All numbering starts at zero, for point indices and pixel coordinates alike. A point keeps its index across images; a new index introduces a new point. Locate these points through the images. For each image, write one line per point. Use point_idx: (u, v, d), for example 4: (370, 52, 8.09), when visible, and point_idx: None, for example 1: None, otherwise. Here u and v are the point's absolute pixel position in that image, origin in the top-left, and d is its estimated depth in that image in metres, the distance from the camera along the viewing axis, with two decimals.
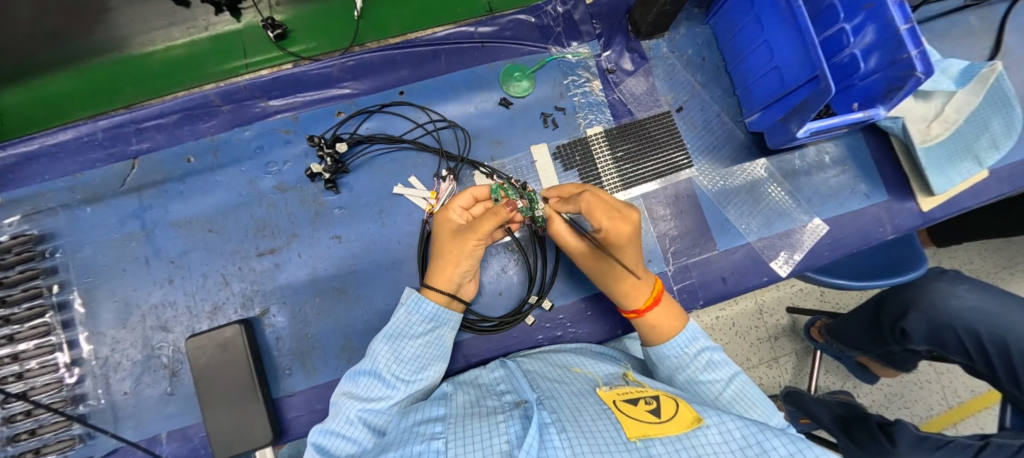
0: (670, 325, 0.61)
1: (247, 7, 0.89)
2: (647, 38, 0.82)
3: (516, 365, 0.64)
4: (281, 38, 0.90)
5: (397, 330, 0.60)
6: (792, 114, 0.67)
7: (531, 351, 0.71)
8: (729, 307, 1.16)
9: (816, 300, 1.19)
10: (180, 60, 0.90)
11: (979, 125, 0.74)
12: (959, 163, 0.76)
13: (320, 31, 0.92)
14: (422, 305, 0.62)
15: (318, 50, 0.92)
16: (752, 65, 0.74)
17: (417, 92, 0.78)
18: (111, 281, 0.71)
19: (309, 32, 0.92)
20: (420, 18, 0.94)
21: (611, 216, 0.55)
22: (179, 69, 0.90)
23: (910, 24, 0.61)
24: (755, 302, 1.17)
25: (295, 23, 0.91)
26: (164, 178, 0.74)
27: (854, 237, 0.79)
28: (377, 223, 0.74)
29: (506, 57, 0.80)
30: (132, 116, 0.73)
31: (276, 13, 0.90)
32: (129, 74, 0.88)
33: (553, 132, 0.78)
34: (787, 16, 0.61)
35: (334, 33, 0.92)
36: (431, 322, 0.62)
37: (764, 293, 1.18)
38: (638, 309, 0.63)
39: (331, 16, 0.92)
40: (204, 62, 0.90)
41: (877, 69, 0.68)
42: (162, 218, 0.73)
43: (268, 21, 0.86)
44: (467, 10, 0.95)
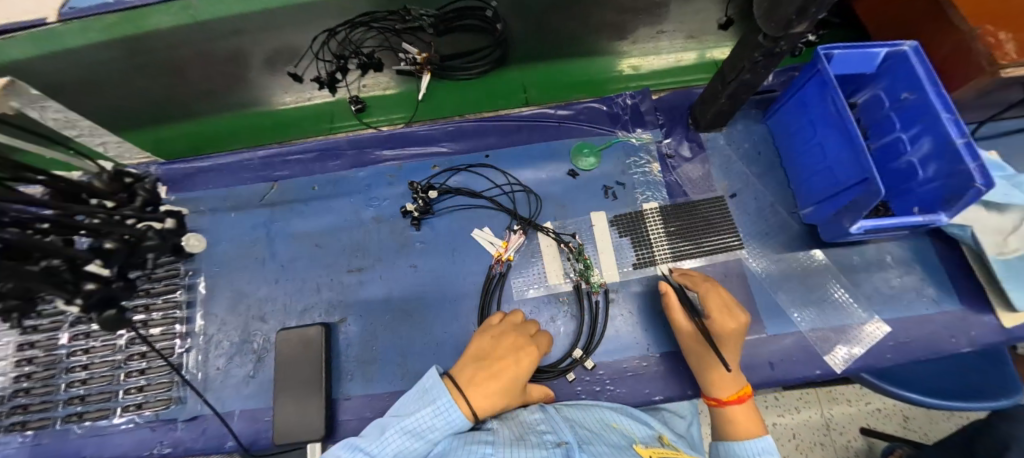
0: (746, 427, 0.62)
1: (341, 86, 1.14)
2: (707, 131, 0.91)
3: (557, 411, 0.66)
4: (360, 111, 1.12)
5: (416, 426, 0.52)
6: (843, 211, 0.71)
7: (569, 402, 0.72)
8: (790, 414, 1.08)
9: (899, 426, 1.07)
10: (286, 121, 1.16)
11: None
12: None
13: (390, 109, 1.14)
14: (451, 413, 0.54)
15: (381, 123, 1.13)
16: (806, 163, 0.81)
17: (502, 156, 0.93)
18: (232, 273, 0.89)
19: (381, 109, 1.14)
20: (470, 103, 1.11)
21: (722, 311, 0.67)
22: (278, 126, 1.15)
23: (966, 139, 0.65)
24: (822, 415, 1.08)
25: (373, 101, 1.15)
26: (292, 199, 0.93)
27: (921, 344, 0.75)
28: (448, 259, 0.86)
29: (577, 135, 0.93)
30: (283, 151, 0.96)
31: (362, 93, 1.15)
32: (245, 124, 1.16)
33: (613, 203, 0.87)
34: (837, 124, 0.69)
35: (400, 110, 1.13)
36: (451, 430, 0.53)
37: (830, 406, 1.09)
38: (719, 399, 0.65)
39: (399, 98, 1.14)
40: (300, 125, 1.15)
41: (936, 176, 0.71)
42: (283, 229, 0.91)
43: (354, 98, 1.09)
44: (508, 102, 1.11)
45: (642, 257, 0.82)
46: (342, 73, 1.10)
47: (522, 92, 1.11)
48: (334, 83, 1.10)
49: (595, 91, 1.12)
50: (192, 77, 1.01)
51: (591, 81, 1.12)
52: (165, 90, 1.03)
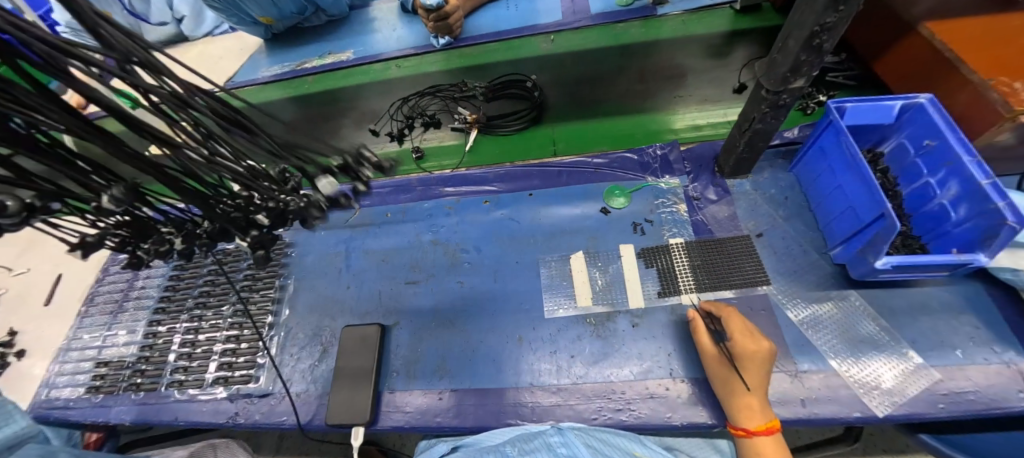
0: None
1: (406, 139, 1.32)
2: (732, 177, 0.99)
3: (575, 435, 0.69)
4: (418, 159, 1.25)
5: None
6: (867, 247, 0.74)
7: (580, 424, 0.75)
8: None
9: None
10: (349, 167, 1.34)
11: None
12: None
13: (441, 155, 1.26)
14: None
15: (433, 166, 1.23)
16: (831, 205, 0.85)
17: (543, 195, 1.05)
18: (315, 278, 1.08)
19: (436, 155, 1.26)
20: (513, 152, 1.20)
21: (744, 335, 0.71)
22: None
23: (991, 179, 0.67)
24: None
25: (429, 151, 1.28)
26: (369, 223, 1.13)
27: (983, 396, 0.69)
28: (490, 279, 0.96)
29: (611, 179, 1.04)
30: (367, 186, 1.19)
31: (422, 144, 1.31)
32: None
33: (641, 237, 0.94)
34: (854, 167, 0.75)
35: (450, 157, 1.24)
36: None
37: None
38: (748, 430, 0.67)
39: (451, 147, 1.27)
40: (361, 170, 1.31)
41: (968, 217, 0.71)
42: (359, 246, 1.10)
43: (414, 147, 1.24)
44: (542, 153, 1.18)
45: (666, 286, 0.87)
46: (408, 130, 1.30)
47: (551, 146, 1.19)
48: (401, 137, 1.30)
49: (623, 143, 1.17)
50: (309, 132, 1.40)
51: (615, 137, 1.19)
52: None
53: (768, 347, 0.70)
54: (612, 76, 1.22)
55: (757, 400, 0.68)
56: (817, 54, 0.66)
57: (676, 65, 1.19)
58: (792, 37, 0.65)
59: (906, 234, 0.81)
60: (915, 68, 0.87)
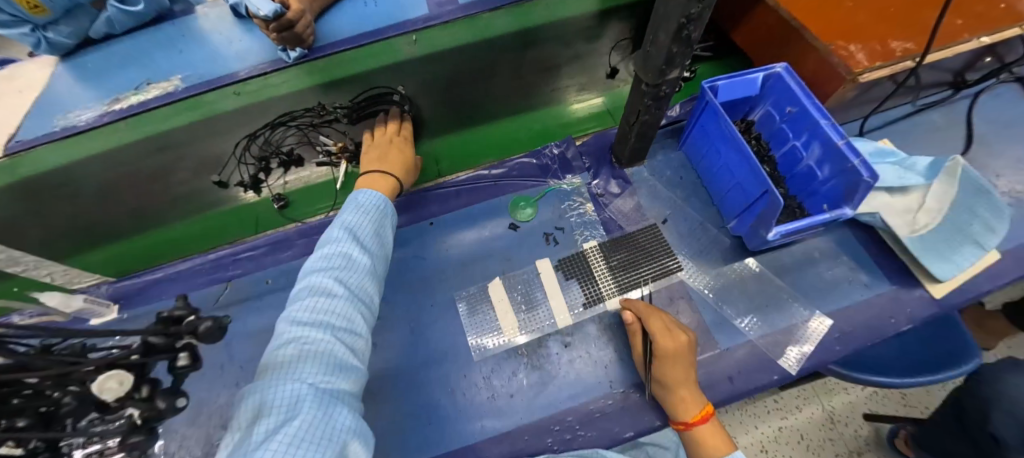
0: (717, 446, 0.64)
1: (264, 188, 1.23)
2: (629, 166, 0.98)
3: None
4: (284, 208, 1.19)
5: None
6: (759, 221, 0.78)
7: None
8: (794, 415, 1.19)
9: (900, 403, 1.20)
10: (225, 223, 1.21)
11: (968, 211, 0.83)
12: (964, 248, 0.83)
13: (313, 198, 1.20)
14: None
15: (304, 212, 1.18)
16: (720, 181, 0.88)
17: (445, 222, 0.95)
18: (186, 385, 0.85)
19: (304, 201, 1.21)
20: None
21: (663, 330, 0.71)
22: (215, 229, 1.21)
23: (845, 140, 0.73)
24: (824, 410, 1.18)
25: (295, 196, 1.21)
26: (248, 296, 0.93)
27: (865, 330, 0.79)
28: (407, 332, 0.85)
29: (514, 191, 0.98)
30: (235, 251, 0.97)
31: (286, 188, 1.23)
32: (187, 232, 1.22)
33: (554, 248, 0.90)
34: (736, 145, 0.77)
35: (321, 198, 1.20)
36: None
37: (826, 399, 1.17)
38: (689, 423, 0.66)
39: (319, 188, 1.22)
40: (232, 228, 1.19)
41: (832, 176, 0.78)
42: (241, 328, 0.90)
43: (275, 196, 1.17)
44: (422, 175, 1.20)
45: (589, 295, 0.84)
46: (264, 173, 1.20)
47: (433, 166, 1.21)
48: (257, 184, 1.20)
49: (502, 150, 1.23)
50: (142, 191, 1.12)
51: (499, 145, 1.25)
52: (122, 204, 1.13)
53: (687, 337, 0.71)
54: (492, 72, 1.15)
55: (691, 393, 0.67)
56: (687, 46, 0.64)
57: (551, 56, 1.15)
58: (662, 31, 0.62)
59: (785, 196, 0.87)
60: (762, 36, 0.94)
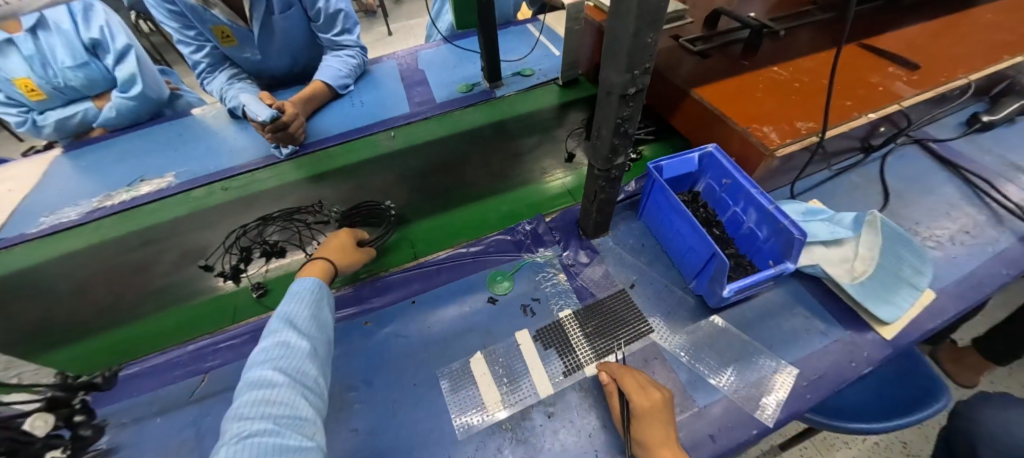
0: None
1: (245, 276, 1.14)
2: (596, 236, 1.07)
3: None
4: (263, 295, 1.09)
5: None
6: (713, 281, 0.85)
7: None
8: None
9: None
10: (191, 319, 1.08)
11: (895, 257, 0.94)
12: (901, 291, 0.92)
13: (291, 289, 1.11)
14: None
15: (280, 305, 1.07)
16: (676, 246, 0.97)
17: (426, 299, 1.00)
18: None
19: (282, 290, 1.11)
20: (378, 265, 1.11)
21: (638, 390, 0.75)
22: (185, 323, 1.07)
23: (774, 205, 0.85)
24: None
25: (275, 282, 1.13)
26: (224, 388, 0.90)
27: (830, 376, 0.83)
28: (390, 414, 0.84)
29: (491, 266, 1.05)
30: (215, 340, 0.97)
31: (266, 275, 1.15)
32: (151, 329, 1.07)
33: (532, 319, 0.95)
34: (684, 215, 0.88)
35: None
36: None
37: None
38: None
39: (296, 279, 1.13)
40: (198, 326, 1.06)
41: (769, 235, 0.88)
42: (215, 423, 0.85)
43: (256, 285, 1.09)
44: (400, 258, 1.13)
45: (568, 363, 0.87)
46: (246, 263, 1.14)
47: (410, 249, 1.15)
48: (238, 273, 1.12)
49: (474, 231, 1.19)
50: (125, 283, 1.15)
51: (469, 226, 1.20)
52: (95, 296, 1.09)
53: (661, 395, 0.75)
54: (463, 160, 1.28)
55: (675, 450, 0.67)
56: (626, 138, 0.77)
57: None
58: (603, 128, 0.75)
59: (736, 254, 0.96)
60: (693, 122, 1.11)
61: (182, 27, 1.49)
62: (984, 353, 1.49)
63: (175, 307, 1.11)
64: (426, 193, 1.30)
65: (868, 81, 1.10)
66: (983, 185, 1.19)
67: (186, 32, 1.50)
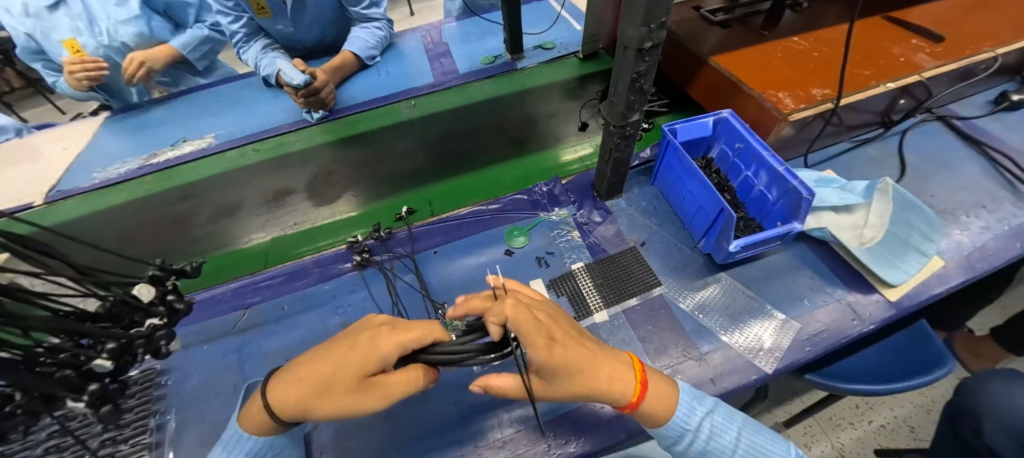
0: (665, 404, 0.68)
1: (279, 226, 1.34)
2: (609, 198, 1.11)
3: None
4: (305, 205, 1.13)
5: None
6: (722, 237, 0.89)
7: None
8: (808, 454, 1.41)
9: (908, 437, 1.41)
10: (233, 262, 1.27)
11: (905, 224, 0.96)
12: (909, 256, 0.94)
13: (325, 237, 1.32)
14: None
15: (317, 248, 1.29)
16: (687, 207, 1.01)
17: (447, 250, 1.07)
18: (196, 404, 0.87)
19: (315, 239, 1.31)
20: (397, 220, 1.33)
21: (539, 311, 0.64)
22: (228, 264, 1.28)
23: (785, 166, 0.88)
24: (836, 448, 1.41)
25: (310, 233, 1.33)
26: (263, 322, 0.99)
27: (831, 332, 0.87)
28: None
29: (509, 222, 1.11)
30: (255, 280, 1.06)
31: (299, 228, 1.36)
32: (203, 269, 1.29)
33: (546, 270, 1.01)
34: (696, 175, 0.92)
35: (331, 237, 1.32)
36: None
37: (838, 435, 1.44)
38: (632, 400, 0.65)
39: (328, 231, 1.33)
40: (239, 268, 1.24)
41: (779, 197, 0.91)
42: (256, 350, 0.94)
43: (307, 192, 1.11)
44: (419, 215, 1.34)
45: (579, 310, 0.93)
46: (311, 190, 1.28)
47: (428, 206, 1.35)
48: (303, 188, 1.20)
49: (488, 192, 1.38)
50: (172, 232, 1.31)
51: (483, 187, 1.40)
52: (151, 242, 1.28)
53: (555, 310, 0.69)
54: (477, 131, 1.46)
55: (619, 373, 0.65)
56: (641, 94, 0.81)
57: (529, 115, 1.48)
58: (620, 84, 0.79)
59: (746, 217, 0.99)
60: (710, 91, 1.14)
61: None
62: (1001, 339, 1.48)
63: (221, 252, 1.34)
64: (446, 157, 1.49)
65: (890, 52, 1.10)
66: (1006, 163, 1.18)
67: (225, 2, 1.58)
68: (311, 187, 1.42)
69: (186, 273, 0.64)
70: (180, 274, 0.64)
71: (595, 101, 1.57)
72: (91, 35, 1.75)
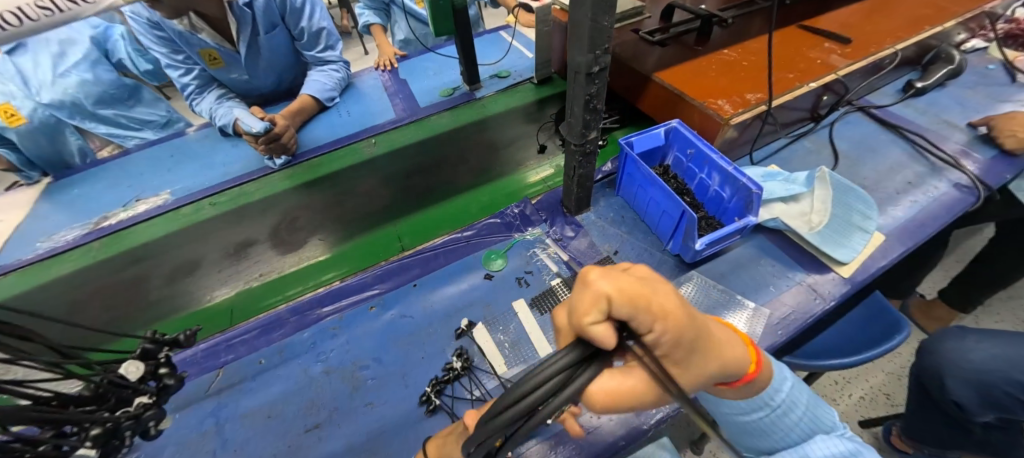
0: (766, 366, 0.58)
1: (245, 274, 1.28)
2: (579, 212, 1.16)
3: None
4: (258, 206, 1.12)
5: None
6: (687, 237, 0.95)
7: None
8: None
9: (885, 405, 1.49)
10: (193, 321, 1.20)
11: (845, 207, 1.05)
12: (854, 235, 1.02)
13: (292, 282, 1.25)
14: None
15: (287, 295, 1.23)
16: (652, 213, 1.06)
17: (427, 282, 1.07)
18: None
19: (283, 285, 1.24)
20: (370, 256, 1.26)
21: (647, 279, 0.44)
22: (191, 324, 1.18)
23: (733, 166, 0.95)
24: None
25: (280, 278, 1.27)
26: (239, 380, 0.94)
27: (798, 314, 0.93)
28: (401, 386, 0.89)
29: (485, 246, 1.12)
30: (226, 337, 1.01)
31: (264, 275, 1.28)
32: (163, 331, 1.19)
33: (526, 289, 1.02)
34: (655, 182, 0.98)
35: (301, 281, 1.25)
36: None
37: None
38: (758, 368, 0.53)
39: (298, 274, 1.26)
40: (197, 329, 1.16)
41: (732, 194, 0.99)
42: (233, 412, 0.89)
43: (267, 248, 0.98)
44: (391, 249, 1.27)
45: None
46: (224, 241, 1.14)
47: (399, 241, 1.29)
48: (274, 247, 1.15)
49: (456, 222, 1.33)
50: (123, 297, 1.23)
51: (452, 216, 1.36)
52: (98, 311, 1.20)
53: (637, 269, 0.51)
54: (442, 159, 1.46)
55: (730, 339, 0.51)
56: (595, 114, 0.86)
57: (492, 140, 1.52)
58: (574, 105, 0.85)
59: (707, 216, 1.06)
60: (658, 104, 1.22)
61: (171, 52, 1.55)
62: (949, 302, 1.60)
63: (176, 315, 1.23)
64: (412, 191, 1.48)
65: (808, 56, 1.23)
66: (921, 142, 1.32)
67: (175, 56, 1.56)
68: (274, 236, 1.37)
69: (179, 343, 0.61)
70: (174, 345, 0.61)
71: (550, 123, 1.59)
72: (28, 97, 1.68)
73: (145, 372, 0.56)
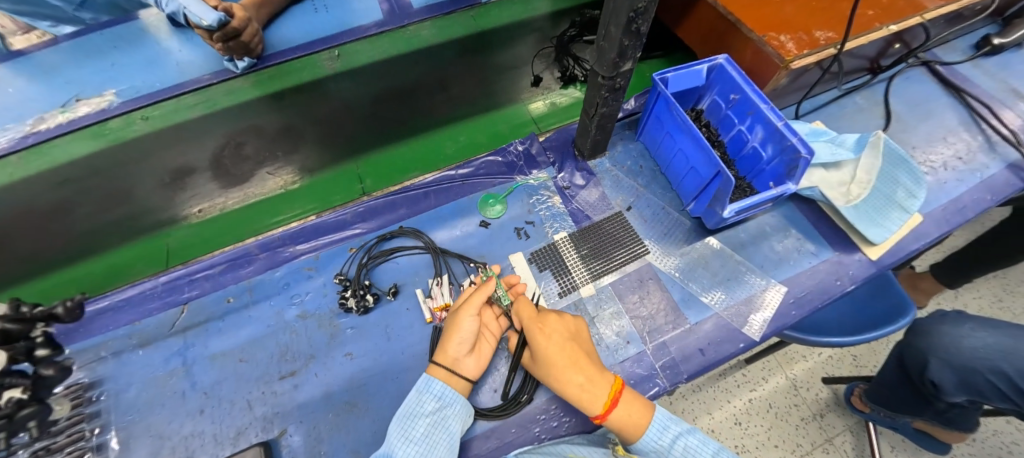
0: (636, 423, 0.66)
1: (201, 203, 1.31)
2: (592, 158, 1.02)
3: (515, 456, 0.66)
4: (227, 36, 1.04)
5: None
6: (715, 201, 0.83)
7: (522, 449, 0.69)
8: (760, 388, 1.39)
9: (851, 364, 1.44)
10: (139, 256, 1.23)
11: (890, 180, 0.94)
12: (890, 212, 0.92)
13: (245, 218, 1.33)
14: None
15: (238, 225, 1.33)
16: (677, 167, 0.93)
17: (413, 224, 0.96)
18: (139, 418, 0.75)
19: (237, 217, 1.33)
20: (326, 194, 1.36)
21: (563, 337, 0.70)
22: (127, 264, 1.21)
23: (784, 121, 0.79)
24: (787, 378, 1.41)
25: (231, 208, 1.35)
26: (206, 318, 0.85)
27: (816, 293, 0.86)
28: (382, 338, 0.82)
29: (482, 188, 0.99)
30: (189, 271, 0.90)
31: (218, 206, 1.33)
32: (102, 268, 1.20)
33: (526, 242, 0.92)
34: (689, 132, 0.83)
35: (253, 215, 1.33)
36: None
37: (791, 366, 1.43)
38: (601, 415, 0.65)
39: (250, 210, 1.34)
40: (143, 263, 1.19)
41: (775, 155, 0.85)
42: (201, 353, 0.82)
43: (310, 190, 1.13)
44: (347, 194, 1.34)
45: (564, 284, 0.87)
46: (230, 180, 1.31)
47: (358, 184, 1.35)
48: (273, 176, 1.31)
49: (426, 164, 1.38)
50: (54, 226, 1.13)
51: (423, 156, 1.40)
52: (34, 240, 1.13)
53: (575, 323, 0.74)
54: (417, 87, 1.38)
55: (593, 382, 0.66)
56: (636, 38, 0.67)
57: (478, 69, 1.43)
58: (613, 25, 0.65)
59: (736, 177, 0.93)
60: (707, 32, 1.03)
61: None
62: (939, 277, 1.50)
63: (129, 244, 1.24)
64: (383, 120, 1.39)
65: None
66: (982, 112, 1.16)
67: None
68: (215, 163, 1.29)
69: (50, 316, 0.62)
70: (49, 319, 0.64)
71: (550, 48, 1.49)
72: None
73: (18, 354, 0.59)
